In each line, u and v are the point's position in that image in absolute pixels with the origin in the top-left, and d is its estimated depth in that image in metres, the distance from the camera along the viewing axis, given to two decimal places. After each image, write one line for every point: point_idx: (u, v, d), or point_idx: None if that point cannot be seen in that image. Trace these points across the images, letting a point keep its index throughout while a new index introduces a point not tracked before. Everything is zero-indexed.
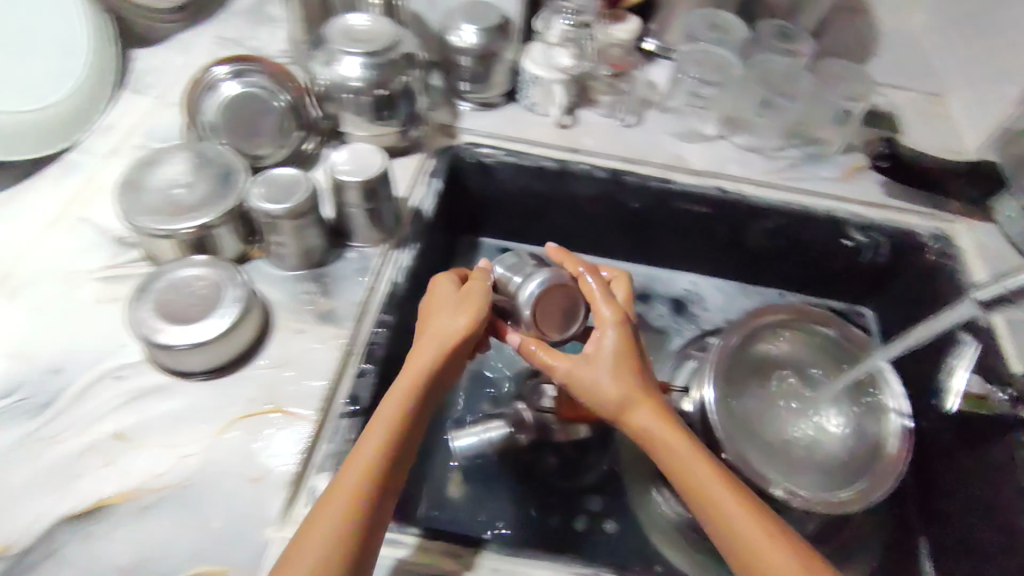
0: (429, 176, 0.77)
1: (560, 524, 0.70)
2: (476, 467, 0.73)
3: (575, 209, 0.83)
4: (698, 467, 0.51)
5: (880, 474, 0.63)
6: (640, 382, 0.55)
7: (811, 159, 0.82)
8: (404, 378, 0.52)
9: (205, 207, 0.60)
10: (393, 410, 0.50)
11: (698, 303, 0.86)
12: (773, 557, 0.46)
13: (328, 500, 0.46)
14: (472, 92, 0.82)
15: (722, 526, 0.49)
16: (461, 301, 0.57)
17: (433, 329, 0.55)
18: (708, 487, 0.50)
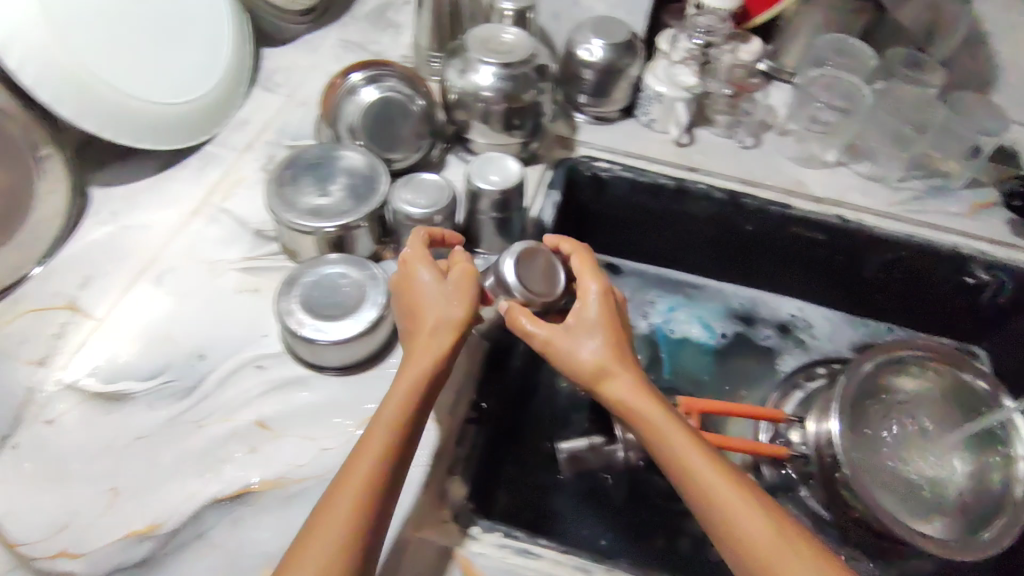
0: (547, 188, 0.77)
1: (664, 545, 0.69)
2: (579, 480, 0.72)
3: (686, 228, 0.83)
4: (699, 462, 0.49)
5: (1009, 523, 0.60)
6: (627, 367, 0.54)
7: (934, 192, 0.80)
8: (406, 375, 0.49)
9: (347, 207, 0.62)
10: (395, 409, 0.47)
11: (807, 331, 0.85)
12: (787, 560, 0.45)
13: (332, 500, 0.44)
14: (591, 106, 0.81)
15: (724, 524, 0.47)
16: (453, 290, 0.53)
17: (422, 319, 0.52)
18: (706, 481, 0.48)
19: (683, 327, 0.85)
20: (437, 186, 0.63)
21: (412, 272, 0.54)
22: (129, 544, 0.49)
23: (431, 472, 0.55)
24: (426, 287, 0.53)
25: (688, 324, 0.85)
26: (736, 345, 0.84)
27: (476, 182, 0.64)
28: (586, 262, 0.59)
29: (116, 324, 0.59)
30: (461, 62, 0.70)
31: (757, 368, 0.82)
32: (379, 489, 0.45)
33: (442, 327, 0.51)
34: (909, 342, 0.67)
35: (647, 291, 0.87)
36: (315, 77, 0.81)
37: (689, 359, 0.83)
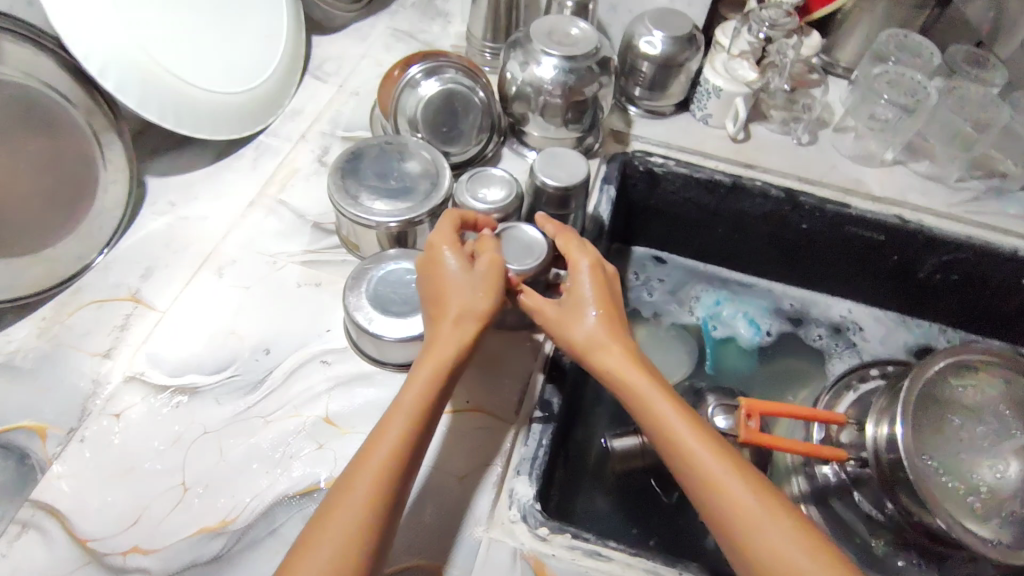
0: (602, 183, 0.76)
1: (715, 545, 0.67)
2: (629, 479, 0.70)
3: (739, 226, 0.81)
4: (691, 435, 0.47)
5: None
6: (617, 339, 0.52)
7: (995, 192, 0.79)
8: (428, 365, 0.47)
9: (411, 201, 0.61)
10: (415, 396, 0.46)
11: (857, 333, 0.84)
12: (776, 534, 0.43)
13: (347, 489, 0.42)
14: (645, 99, 0.80)
15: (714, 496, 0.45)
16: (478, 278, 0.51)
17: (449, 309, 0.50)
18: (693, 453, 0.47)
19: (730, 324, 0.84)
20: (505, 181, 0.62)
21: (439, 255, 0.52)
22: (201, 540, 0.48)
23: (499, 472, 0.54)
24: (452, 273, 0.51)
25: (736, 321, 0.84)
26: (785, 345, 0.83)
27: (540, 177, 0.62)
28: (572, 237, 0.57)
29: (178, 316, 0.58)
30: (523, 53, 0.69)
31: (809, 368, 0.81)
32: (391, 475, 0.43)
33: (467, 317, 0.50)
34: (972, 348, 0.66)
35: (692, 286, 0.86)
36: (366, 68, 0.80)
37: (735, 357, 0.81)
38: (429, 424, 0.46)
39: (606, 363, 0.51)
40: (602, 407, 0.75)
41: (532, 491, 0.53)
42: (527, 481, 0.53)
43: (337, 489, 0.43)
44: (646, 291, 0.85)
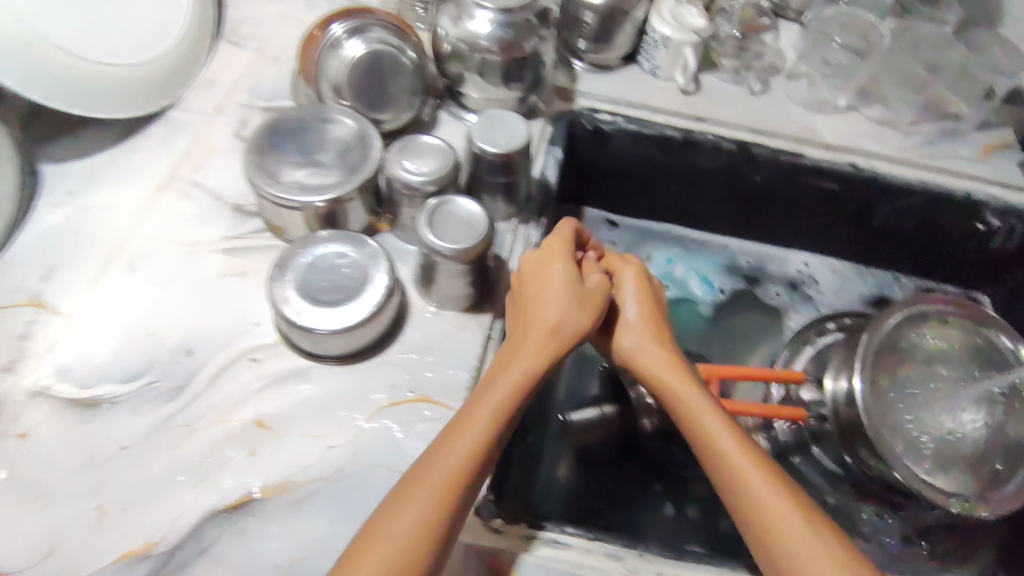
0: (549, 145, 0.71)
1: (673, 513, 0.65)
2: (588, 451, 0.68)
3: (693, 181, 0.79)
4: (729, 441, 0.47)
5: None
6: (671, 353, 0.53)
7: (947, 135, 0.77)
8: (511, 373, 0.47)
9: (337, 177, 0.56)
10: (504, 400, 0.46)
11: (814, 285, 0.82)
12: (808, 542, 0.42)
13: (422, 483, 0.41)
14: (590, 52, 0.76)
15: (760, 512, 0.44)
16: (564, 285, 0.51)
17: (540, 316, 0.50)
18: (741, 466, 0.46)
19: (685, 285, 0.81)
20: (440, 151, 0.56)
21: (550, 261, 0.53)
22: (127, 565, 0.45)
23: None
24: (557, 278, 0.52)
25: (690, 280, 0.82)
26: (741, 302, 0.81)
27: (479, 143, 0.58)
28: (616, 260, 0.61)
29: (86, 321, 0.53)
30: (454, 7, 0.63)
31: (765, 325, 0.80)
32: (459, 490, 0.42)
33: (564, 328, 0.49)
34: (924, 295, 0.66)
35: (644, 245, 0.84)
36: (285, 28, 0.73)
37: (692, 319, 0.79)
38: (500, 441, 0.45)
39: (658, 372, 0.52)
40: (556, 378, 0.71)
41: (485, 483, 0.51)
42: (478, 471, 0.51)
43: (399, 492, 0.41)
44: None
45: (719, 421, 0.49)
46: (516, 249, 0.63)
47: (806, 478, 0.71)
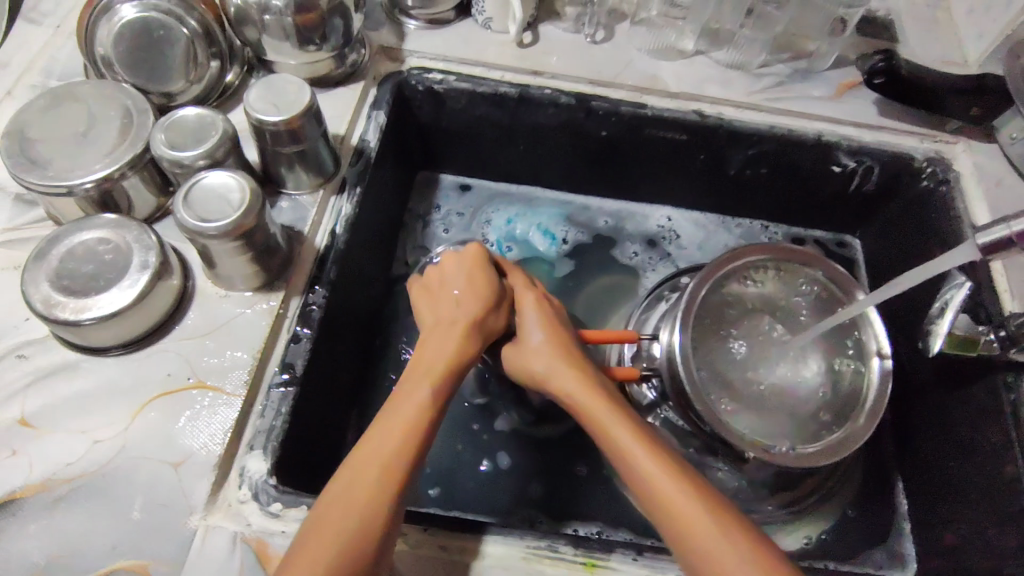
0: (370, 109, 0.68)
1: (507, 478, 0.65)
2: None
3: (540, 139, 0.76)
4: (629, 441, 0.45)
5: (857, 425, 0.59)
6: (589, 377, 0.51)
7: (799, 75, 0.74)
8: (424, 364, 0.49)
9: (104, 156, 0.53)
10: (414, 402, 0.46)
11: (673, 240, 0.81)
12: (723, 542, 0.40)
13: (342, 496, 0.41)
14: (419, 8, 0.72)
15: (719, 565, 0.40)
16: (472, 277, 0.56)
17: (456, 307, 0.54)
18: (650, 471, 0.44)
19: (536, 246, 0.79)
20: (207, 122, 0.54)
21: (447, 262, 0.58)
22: None
23: (225, 450, 0.50)
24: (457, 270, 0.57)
25: (532, 236, 0.80)
26: (596, 260, 0.79)
27: (256, 113, 0.54)
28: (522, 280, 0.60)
29: None
30: None
31: (623, 284, 0.78)
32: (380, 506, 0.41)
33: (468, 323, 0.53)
34: (748, 249, 0.63)
35: (499, 207, 0.82)
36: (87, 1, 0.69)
37: (542, 277, 0.78)
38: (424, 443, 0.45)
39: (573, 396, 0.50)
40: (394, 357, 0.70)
41: (266, 467, 0.49)
42: (260, 457, 0.50)
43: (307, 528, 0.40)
44: (442, 227, 0.80)
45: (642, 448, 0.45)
46: (323, 222, 0.60)
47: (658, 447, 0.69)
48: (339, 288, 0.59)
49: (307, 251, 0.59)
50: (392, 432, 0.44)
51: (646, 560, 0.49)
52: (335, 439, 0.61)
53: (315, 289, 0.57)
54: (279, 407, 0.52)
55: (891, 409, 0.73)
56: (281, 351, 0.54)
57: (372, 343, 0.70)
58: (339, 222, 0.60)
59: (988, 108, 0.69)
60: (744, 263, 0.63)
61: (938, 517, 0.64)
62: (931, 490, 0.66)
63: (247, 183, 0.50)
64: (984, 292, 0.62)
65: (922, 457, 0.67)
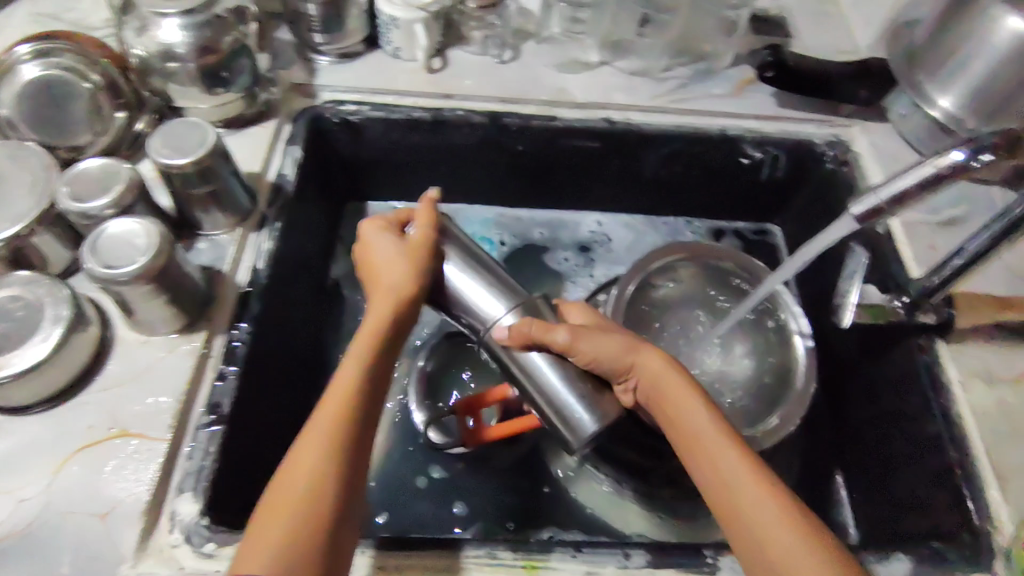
0: (286, 144, 0.69)
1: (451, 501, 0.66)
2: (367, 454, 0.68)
3: (459, 159, 0.77)
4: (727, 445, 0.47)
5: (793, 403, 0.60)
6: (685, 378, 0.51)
7: (700, 76, 0.78)
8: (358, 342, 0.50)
9: (11, 214, 0.53)
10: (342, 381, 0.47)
11: (604, 244, 0.84)
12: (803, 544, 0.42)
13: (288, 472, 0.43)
14: (328, 44, 0.74)
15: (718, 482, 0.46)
16: (399, 245, 0.54)
17: (381, 277, 0.53)
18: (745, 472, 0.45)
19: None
20: (113, 172, 0.54)
21: (369, 231, 0.57)
22: None
23: (153, 495, 0.49)
24: (381, 246, 0.55)
25: None
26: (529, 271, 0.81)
27: (161, 159, 0.54)
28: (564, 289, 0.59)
29: None
30: (137, 20, 0.60)
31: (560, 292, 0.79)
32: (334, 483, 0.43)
33: (395, 290, 0.52)
34: (658, 253, 0.67)
35: None
36: None
37: None
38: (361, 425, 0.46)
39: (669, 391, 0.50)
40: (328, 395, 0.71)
41: (197, 508, 0.49)
42: (190, 499, 0.49)
43: (262, 514, 0.42)
44: None
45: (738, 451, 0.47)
46: (243, 260, 0.61)
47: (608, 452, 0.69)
48: (264, 324, 0.60)
49: (227, 290, 0.59)
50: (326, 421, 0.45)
51: (585, 556, 0.49)
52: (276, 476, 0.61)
53: (238, 326, 0.57)
54: (207, 448, 0.51)
55: (824, 385, 0.75)
56: (206, 392, 0.54)
57: (312, 376, 0.71)
58: (260, 259, 0.61)
59: (876, 90, 0.73)
60: (655, 267, 0.66)
61: (875, 483, 0.66)
62: (866, 459, 0.68)
63: (155, 228, 0.51)
64: (890, 262, 0.66)
65: (856, 428, 0.70)
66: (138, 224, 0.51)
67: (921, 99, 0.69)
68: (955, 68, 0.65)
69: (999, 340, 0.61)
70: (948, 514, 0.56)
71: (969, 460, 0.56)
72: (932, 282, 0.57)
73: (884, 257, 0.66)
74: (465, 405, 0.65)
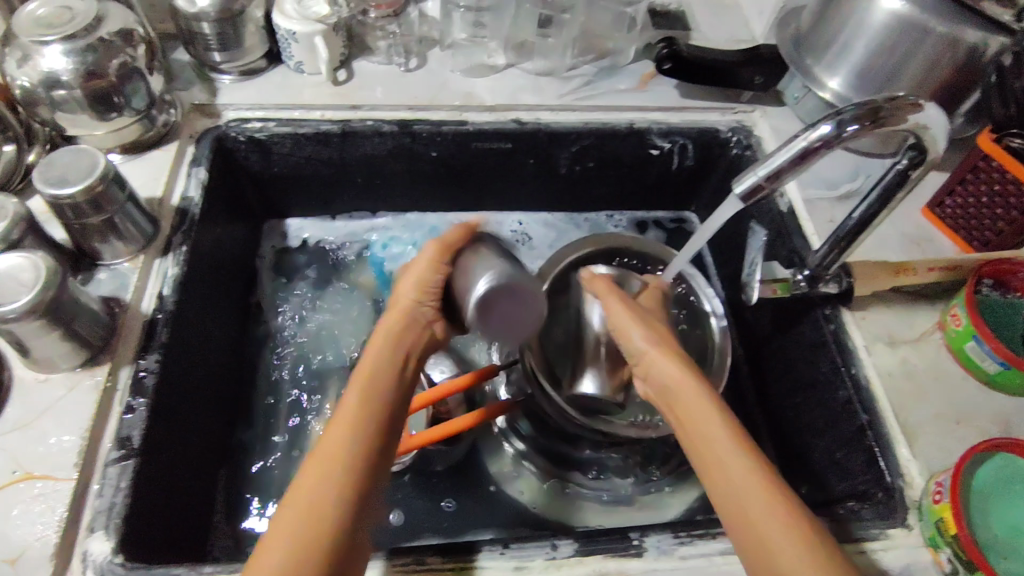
0: (189, 166, 0.67)
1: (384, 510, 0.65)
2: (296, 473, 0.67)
3: (374, 169, 0.77)
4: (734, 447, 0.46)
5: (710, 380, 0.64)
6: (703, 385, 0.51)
7: (605, 72, 0.79)
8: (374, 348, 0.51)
9: None
10: (357, 389, 0.47)
11: (526, 242, 0.85)
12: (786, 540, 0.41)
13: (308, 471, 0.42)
14: (228, 62, 0.73)
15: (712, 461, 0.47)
16: (419, 263, 0.55)
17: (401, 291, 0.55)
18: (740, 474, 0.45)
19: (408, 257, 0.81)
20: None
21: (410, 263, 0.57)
22: None
23: (62, 537, 0.47)
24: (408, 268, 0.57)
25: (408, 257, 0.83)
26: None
27: (48, 190, 0.52)
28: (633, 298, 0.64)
29: None
30: (15, 48, 0.58)
31: None
32: (362, 466, 0.43)
33: (414, 300, 0.54)
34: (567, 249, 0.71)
35: (357, 240, 0.83)
36: None
37: None
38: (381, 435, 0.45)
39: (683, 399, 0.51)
40: (251, 420, 0.70)
41: (110, 546, 0.47)
42: (103, 537, 0.47)
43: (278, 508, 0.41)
44: (297, 278, 0.79)
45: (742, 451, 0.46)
46: (148, 287, 0.59)
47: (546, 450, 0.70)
48: (173, 351, 0.58)
49: (133, 319, 0.57)
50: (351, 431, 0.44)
51: (513, 551, 0.50)
52: (191, 507, 0.59)
53: (146, 355, 0.55)
54: (119, 482, 0.50)
55: (746, 363, 0.78)
56: (114, 425, 0.53)
57: (229, 402, 0.69)
58: (166, 284, 0.60)
59: (769, 75, 0.76)
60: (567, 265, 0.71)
61: (799, 452, 0.68)
62: (787, 430, 0.70)
63: (43, 262, 0.49)
64: (790, 237, 0.69)
65: (776, 401, 0.72)
66: (25, 258, 0.49)
67: (811, 81, 0.72)
68: (838, 50, 0.68)
69: (894, 303, 0.65)
70: (865, 474, 0.59)
71: (877, 420, 0.58)
72: (823, 258, 0.59)
73: (785, 232, 0.69)
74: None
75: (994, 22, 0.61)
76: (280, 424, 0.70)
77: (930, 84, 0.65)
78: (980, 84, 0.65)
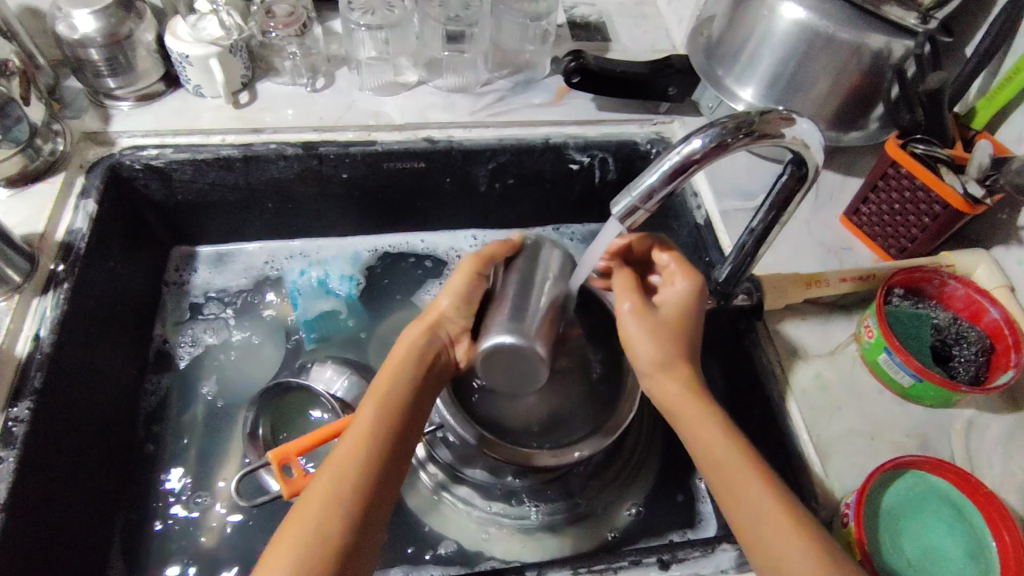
0: (77, 199, 0.64)
1: None
2: (199, 516, 0.65)
3: (283, 193, 0.74)
4: (736, 457, 0.46)
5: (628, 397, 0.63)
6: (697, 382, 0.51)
7: (519, 87, 0.78)
8: (393, 362, 0.53)
9: None
10: (370, 413, 0.49)
11: (449, 254, 0.84)
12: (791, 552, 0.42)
13: (309, 497, 0.45)
14: (122, 88, 0.70)
15: (696, 436, 0.48)
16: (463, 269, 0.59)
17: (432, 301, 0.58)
18: (740, 478, 0.46)
19: (335, 295, 0.79)
20: None
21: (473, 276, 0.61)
22: None
23: None
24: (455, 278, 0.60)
25: (330, 280, 0.80)
26: (393, 294, 0.81)
27: None
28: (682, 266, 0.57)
29: None
30: None
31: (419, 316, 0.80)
32: (365, 487, 0.46)
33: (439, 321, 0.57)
34: None
35: (274, 265, 0.81)
36: None
37: (342, 331, 0.77)
38: (386, 454, 0.48)
39: (677, 400, 0.50)
40: (155, 463, 0.67)
41: None
42: None
43: (281, 529, 0.44)
44: (207, 308, 0.77)
45: (740, 455, 0.47)
46: (24, 329, 0.56)
47: (462, 477, 0.64)
48: (50, 397, 0.55)
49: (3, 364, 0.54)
50: (356, 452, 0.47)
51: None
52: (70, 562, 0.56)
53: (18, 403, 0.52)
54: None
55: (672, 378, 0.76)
56: None
57: (120, 447, 0.66)
58: (44, 325, 0.56)
59: (683, 86, 0.75)
60: None
61: None
62: None
63: None
64: (706, 248, 0.67)
65: None
66: None
67: (723, 92, 0.69)
68: (747, 59, 0.67)
69: (809, 314, 0.63)
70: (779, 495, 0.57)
71: (792, 440, 0.57)
72: (734, 270, 0.58)
73: (703, 241, 0.68)
74: (279, 455, 0.56)
75: (897, 24, 0.59)
76: (185, 466, 0.68)
77: (839, 90, 0.64)
78: (880, 97, 0.64)
